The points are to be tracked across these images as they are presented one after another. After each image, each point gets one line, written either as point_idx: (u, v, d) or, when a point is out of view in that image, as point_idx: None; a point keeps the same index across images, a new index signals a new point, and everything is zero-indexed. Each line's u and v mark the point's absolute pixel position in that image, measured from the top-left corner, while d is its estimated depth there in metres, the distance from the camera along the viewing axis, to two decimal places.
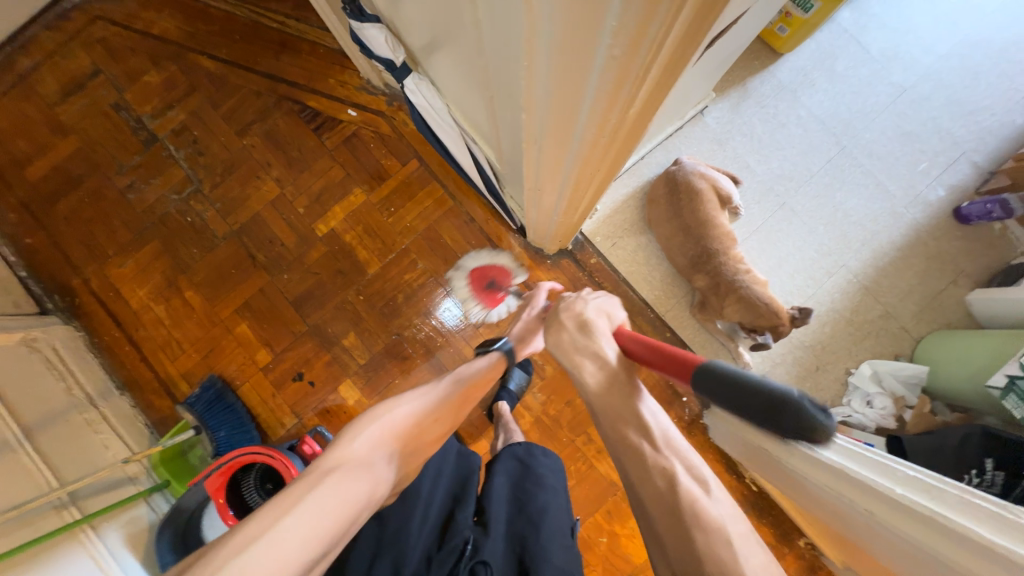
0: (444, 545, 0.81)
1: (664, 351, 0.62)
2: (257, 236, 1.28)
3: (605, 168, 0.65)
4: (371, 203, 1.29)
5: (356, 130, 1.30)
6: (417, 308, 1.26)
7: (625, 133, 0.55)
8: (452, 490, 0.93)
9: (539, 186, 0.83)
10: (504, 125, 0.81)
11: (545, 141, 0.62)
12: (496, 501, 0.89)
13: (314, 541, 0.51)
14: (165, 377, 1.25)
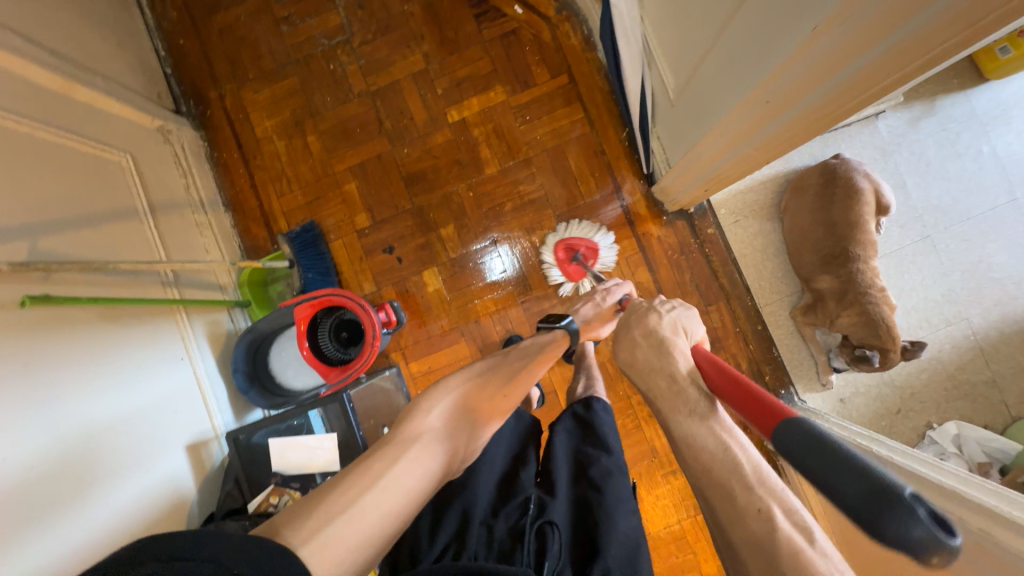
0: (508, 502, 0.73)
1: (741, 388, 0.52)
2: (390, 103, 1.28)
3: (818, 126, 0.68)
4: (508, 106, 1.26)
5: (516, 29, 1.27)
6: (520, 221, 1.25)
7: (877, 90, 0.57)
8: (513, 447, 0.83)
9: (720, 139, 0.83)
10: (706, 65, 0.79)
11: (778, 93, 0.63)
12: (560, 463, 0.79)
13: (392, 517, 0.51)
14: (266, 209, 1.28)
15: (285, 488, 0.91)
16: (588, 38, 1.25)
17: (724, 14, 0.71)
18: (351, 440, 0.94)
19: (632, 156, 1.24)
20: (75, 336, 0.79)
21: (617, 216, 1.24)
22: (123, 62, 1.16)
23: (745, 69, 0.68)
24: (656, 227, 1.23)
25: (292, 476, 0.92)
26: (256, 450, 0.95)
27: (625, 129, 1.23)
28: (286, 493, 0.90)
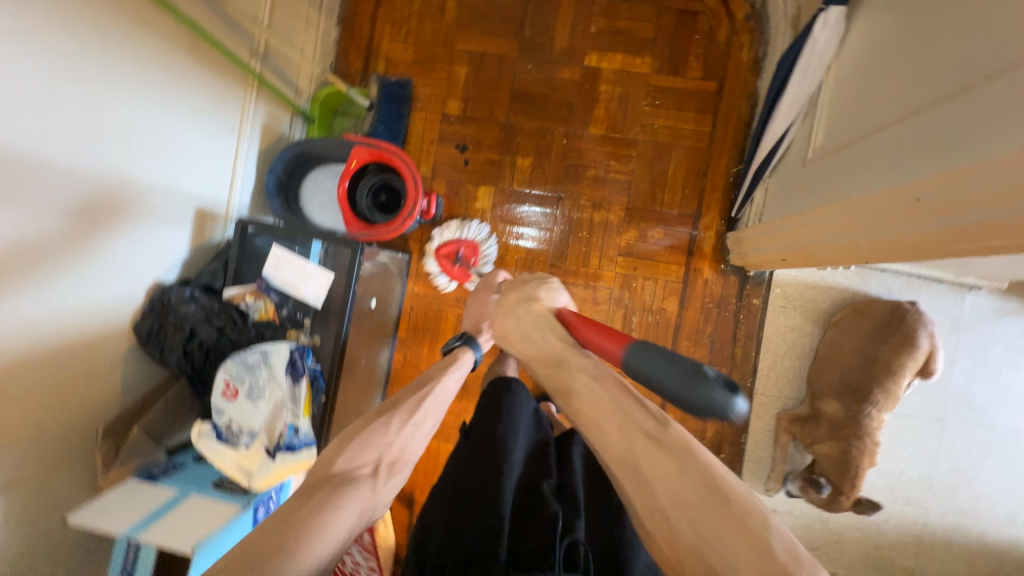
0: (528, 515, 0.63)
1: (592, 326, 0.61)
2: (540, 12, 1.20)
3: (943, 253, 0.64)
4: (647, 80, 1.18)
5: (699, 11, 1.17)
6: (593, 193, 1.20)
7: None
8: (530, 448, 0.74)
9: (837, 219, 0.79)
10: (874, 141, 0.74)
11: (941, 198, 0.59)
12: (578, 481, 0.71)
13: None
14: (371, 45, 1.23)
15: (265, 294, 0.90)
16: (759, 60, 1.16)
17: (934, 96, 0.64)
18: (344, 292, 0.91)
19: (728, 194, 1.18)
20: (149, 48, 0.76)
21: (681, 240, 1.20)
22: None
23: (930, 160, 0.62)
24: (710, 270, 1.20)
25: (273, 287, 0.90)
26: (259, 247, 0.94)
27: (737, 166, 1.18)
28: (263, 299, 0.90)
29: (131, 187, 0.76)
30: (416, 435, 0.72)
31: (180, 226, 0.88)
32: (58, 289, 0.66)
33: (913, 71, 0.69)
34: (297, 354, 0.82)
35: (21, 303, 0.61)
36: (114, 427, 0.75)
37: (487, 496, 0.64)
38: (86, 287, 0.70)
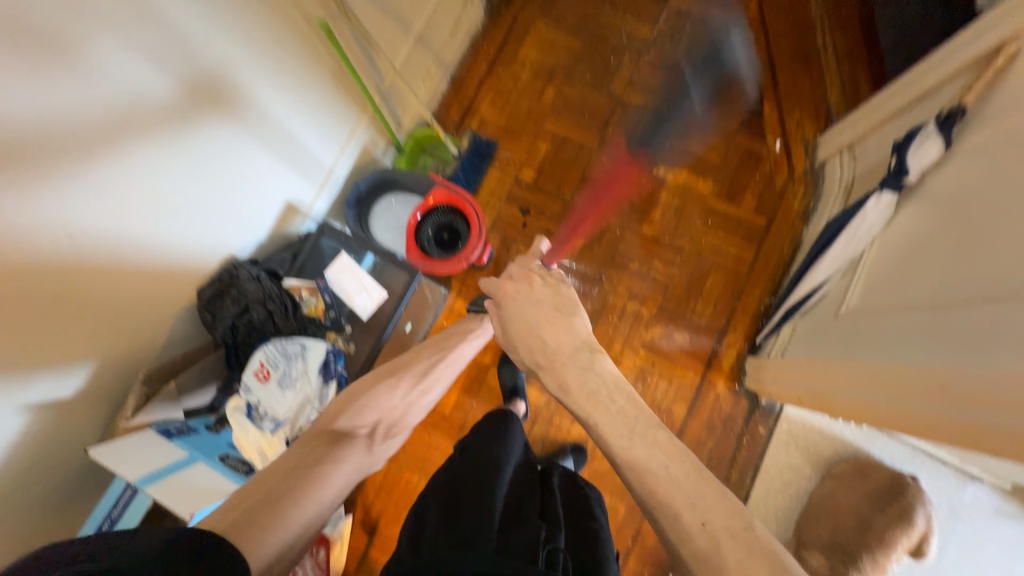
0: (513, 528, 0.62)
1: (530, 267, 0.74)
2: (625, 118, 1.35)
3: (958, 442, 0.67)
4: (704, 200, 1.29)
5: (764, 155, 1.30)
6: (631, 284, 1.27)
7: None
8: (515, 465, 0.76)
9: (861, 378, 0.83)
10: (908, 318, 0.80)
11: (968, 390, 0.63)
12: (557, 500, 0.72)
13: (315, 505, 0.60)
14: (472, 104, 1.38)
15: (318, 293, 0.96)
16: (808, 211, 1.26)
17: (970, 296, 0.70)
18: (392, 313, 0.99)
19: (755, 321, 1.24)
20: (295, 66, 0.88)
21: (703, 350, 1.24)
22: None
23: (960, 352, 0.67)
24: (723, 386, 1.23)
25: (331, 290, 0.96)
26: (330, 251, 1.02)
27: (769, 298, 1.25)
28: (316, 296, 0.96)
29: (244, 165, 0.88)
30: (419, 401, 0.86)
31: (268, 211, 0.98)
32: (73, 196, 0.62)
33: (953, 269, 0.76)
34: (335, 357, 0.87)
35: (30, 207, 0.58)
36: (153, 373, 0.80)
37: (472, 525, 0.58)
38: (184, 240, 0.81)
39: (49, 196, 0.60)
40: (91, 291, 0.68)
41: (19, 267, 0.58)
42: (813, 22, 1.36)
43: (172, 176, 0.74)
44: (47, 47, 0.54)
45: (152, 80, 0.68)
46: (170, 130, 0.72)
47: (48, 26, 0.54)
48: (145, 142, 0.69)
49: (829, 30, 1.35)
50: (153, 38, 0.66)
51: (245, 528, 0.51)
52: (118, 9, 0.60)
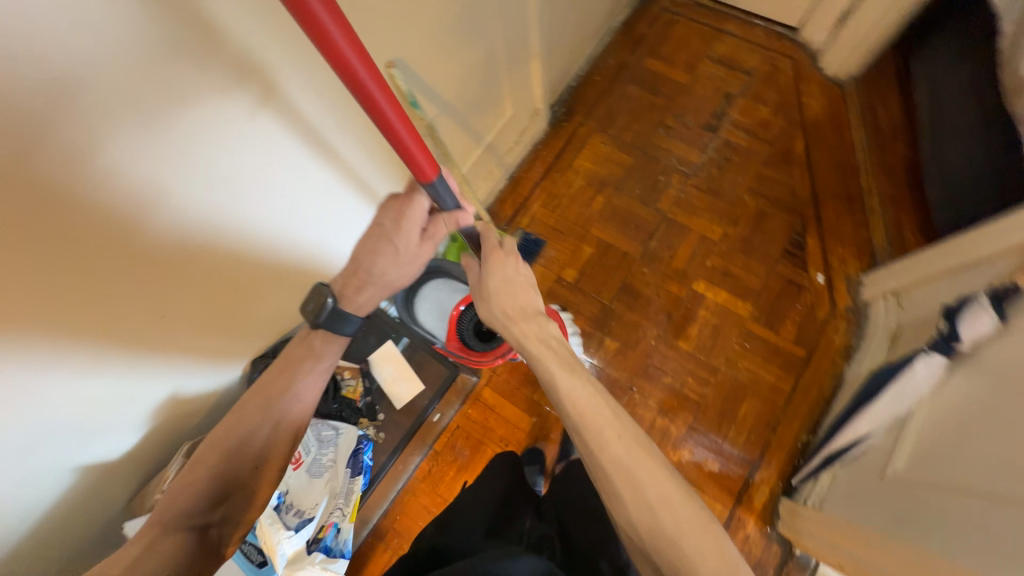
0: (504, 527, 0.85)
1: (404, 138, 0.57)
2: (669, 234, 1.41)
3: None
4: (743, 323, 1.30)
5: (806, 287, 1.31)
6: (662, 398, 1.25)
7: None
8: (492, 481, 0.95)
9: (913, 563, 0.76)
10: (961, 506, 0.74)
11: None
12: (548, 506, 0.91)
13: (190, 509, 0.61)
14: (526, 203, 1.49)
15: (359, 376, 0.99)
16: (850, 349, 1.24)
17: None
18: (423, 409, 1.04)
19: (790, 457, 1.19)
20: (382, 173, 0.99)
21: (733, 482, 1.18)
22: (562, 61, 1.47)
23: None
24: (753, 526, 1.15)
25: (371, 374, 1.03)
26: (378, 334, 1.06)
27: (806, 434, 1.20)
28: (356, 380, 0.98)
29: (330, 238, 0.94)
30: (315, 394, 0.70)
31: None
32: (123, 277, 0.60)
33: (998, 454, 0.71)
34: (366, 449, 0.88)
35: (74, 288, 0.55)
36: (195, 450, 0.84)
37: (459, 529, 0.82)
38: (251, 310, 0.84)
39: (163, 268, 0.64)
40: (114, 357, 0.65)
41: (117, 333, 0.64)
42: (858, 166, 1.43)
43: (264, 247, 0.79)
44: (204, 150, 0.60)
45: (229, 153, 0.64)
46: (275, 211, 0.77)
47: (210, 133, 0.60)
48: (255, 219, 0.74)
49: (874, 175, 1.41)
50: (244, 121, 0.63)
51: (163, 516, 0.59)
52: (271, 117, 0.66)
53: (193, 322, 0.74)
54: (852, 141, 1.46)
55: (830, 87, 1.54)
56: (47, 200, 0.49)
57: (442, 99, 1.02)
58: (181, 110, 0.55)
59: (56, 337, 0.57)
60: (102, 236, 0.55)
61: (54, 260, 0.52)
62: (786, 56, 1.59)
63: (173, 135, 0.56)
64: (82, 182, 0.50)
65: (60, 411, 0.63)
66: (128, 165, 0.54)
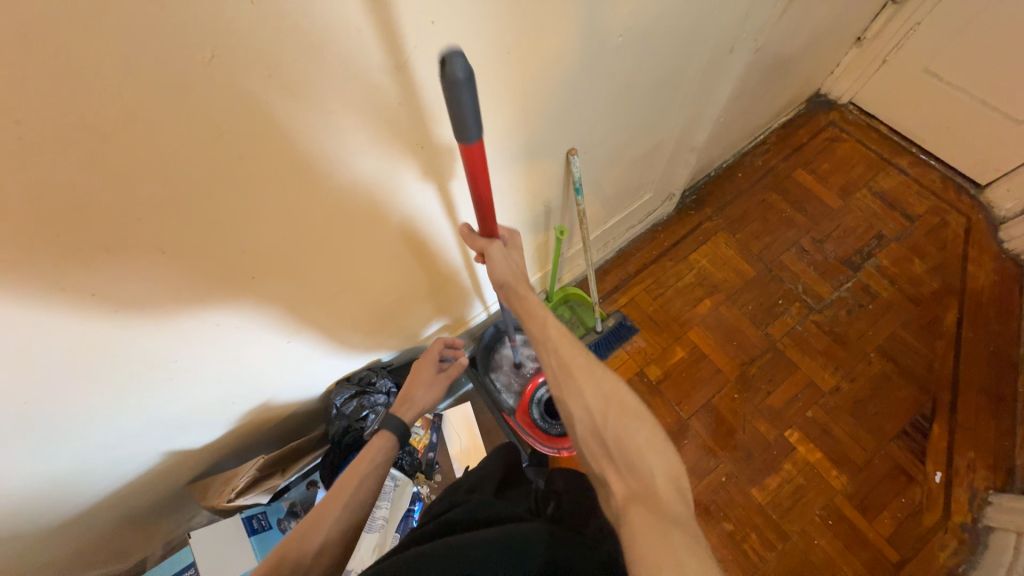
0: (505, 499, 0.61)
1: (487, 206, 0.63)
2: (772, 366, 1.29)
3: None
4: (831, 496, 1.15)
5: (916, 482, 1.15)
6: (716, 544, 1.13)
7: None
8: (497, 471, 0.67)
9: None
10: None
11: None
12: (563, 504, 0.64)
13: None
14: (629, 282, 1.42)
15: (429, 428, 1.03)
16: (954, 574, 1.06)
17: None
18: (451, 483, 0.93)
19: None
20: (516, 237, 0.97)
21: None
22: (713, 153, 1.40)
23: None
24: None
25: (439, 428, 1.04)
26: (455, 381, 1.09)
27: None
28: (426, 431, 1.02)
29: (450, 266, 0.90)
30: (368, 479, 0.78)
31: (426, 330, 1.03)
32: (230, 286, 0.59)
33: None
34: (413, 508, 0.93)
35: (186, 293, 0.56)
36: (267, 461, 0.85)
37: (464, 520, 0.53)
38: (344, 327, 0.82)
39: (331, 265, 0.68)
40: (201, 356, 0.66)
41: (214, 334, 0.64)
42: (1017, 362, 1.24)
43: (412, 263, 0.82)
44: (410, 173, 0.64)
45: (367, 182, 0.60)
46: (426, 233, 0.77)
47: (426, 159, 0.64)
48: (424, 238, 0.78)
49: None
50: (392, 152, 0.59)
51: None
52: None
53: (338, 314, 0.78)
54: (1017, 332, 1.27)
55: (1006, 262, 1.35)
56: (280, 194, 0.53)
57: (595, 178, 0.99)
58: (411, 135, 0.59)
59: (227, 306, 0.62)
60: (304, 228, 0.60)
61: (261, 239, 0.57)
62: (959, 213, 1.43)
63: (399, 156, 0.60)
64: (312, 182, 0.55)
65: (208, 369, 0.69)
66: (352, 176, 0.58)
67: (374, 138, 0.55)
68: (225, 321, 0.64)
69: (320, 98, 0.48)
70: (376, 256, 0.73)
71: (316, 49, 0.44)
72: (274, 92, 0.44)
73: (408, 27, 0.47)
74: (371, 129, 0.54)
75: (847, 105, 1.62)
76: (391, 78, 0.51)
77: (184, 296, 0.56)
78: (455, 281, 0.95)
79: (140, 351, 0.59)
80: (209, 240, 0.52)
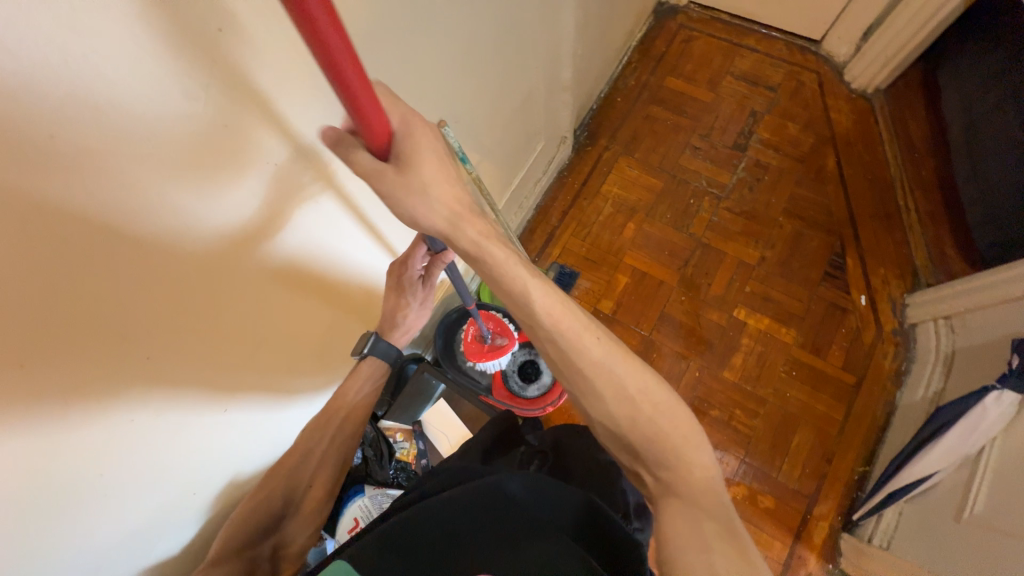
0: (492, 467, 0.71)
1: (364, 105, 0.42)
2: (705, 259, 1.39)
3: None
4: (788, 351, 1.27)
5: (848, 311, 1.29)
6: (711, 434, 1.22)
7: None
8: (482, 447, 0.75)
9: None
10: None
11: None
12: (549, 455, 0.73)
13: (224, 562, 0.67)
14: (556, 233, 1.45)
15: (413, 438, 1.04)
16: (901, 373, 1.22)
17: None
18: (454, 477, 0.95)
19: (850, 490, 1.15)
20: None
21: (792, 515, 1.14)
22: (587, 87, 1.44)
23: None
24: (815, 563, 1.10)
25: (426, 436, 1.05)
26: (424, 387, 1.07)
27: (864, 465, 1.16)
28: (411, 442, 1.03)
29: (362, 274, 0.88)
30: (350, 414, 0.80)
31: None
32: (132, 379, 0.55)
33: None
34: None
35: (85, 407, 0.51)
36: None
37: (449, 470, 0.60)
38: (275, 371, 0.78)
39: (232, 315, 0.65)
40: (136, 462, 0.61)
41: (139, 433, 0.60)
42: (893, 181, 1.41)
43: (322, 285, 0.79)
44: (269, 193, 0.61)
45: (223, 217, 0.57)
46: (317, 246, 0.74)
47: (284, 178, 0.62)
48: (317, 259, 0.76)
49: (912, 190, 1.38)
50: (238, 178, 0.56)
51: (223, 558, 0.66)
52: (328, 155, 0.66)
53: (265, 364, 0.75)
54: (885, 157, 1.44)
55: (858, 100, 1.52)
56: (137, 262, 0.49)
57: (481, 143, 0.99)
58: (251, 156, 0.56)
59: (137, 395, 0.57)
60: (182, 290, 0.56)
61: (139, 317, 0.52)
62: (809, 70, 1.58)
63: (248, 181, 0.57)
64: (167, 240, 0.51)
65: (149, 470, 0.64)
66: (210, 218, 0.55)
67: (213, 171, 0.53)
68: (140, 415, 0.59)
69: (127, 148, 0.44)
70: (276, 291, 0.70)
71: (96, 91, 0.40)
72: (68, 153, 0.40)
73: (191, 42, 0.44)
74: (206, 162, 0.51)
75: (688, 5, 1.71)
76: (201, 104, 0.48)
77: (76, 403, 0.50)
78: (374, 290, 0.94)
79: (57, 483, 0.52)
80: (79, 339, 0.48)
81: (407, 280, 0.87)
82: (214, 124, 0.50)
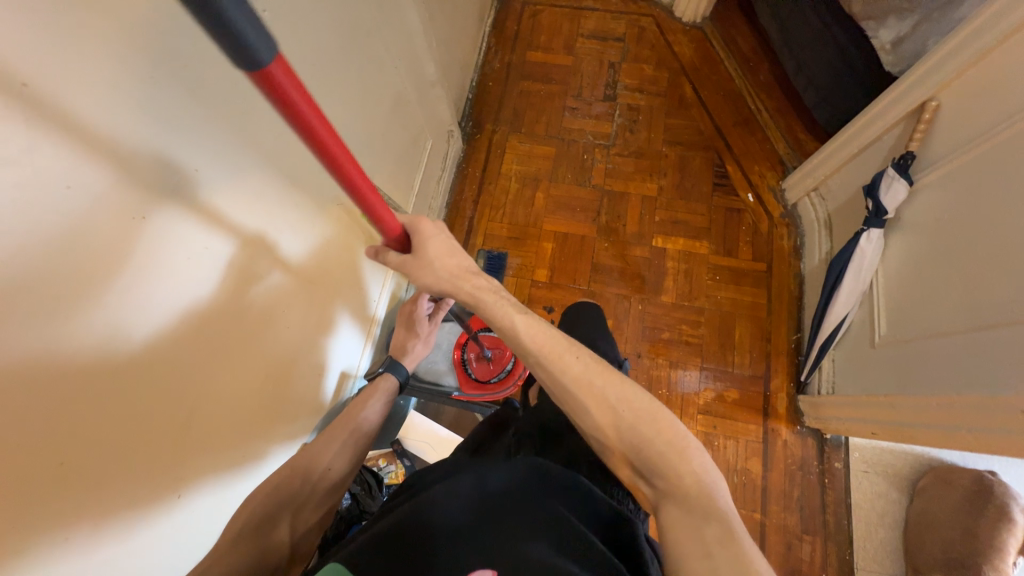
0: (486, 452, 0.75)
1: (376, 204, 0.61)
2: (613, 204, 1.48)
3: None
4: (707, 260, 1.40)
5: (742, 210, 1.45)
6: (668, 354, 1.31)
7: None
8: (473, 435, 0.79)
9: (915, 394, 0.94)
10: (932, 347, 0.93)
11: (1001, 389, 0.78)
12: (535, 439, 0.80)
13: None
14: (474, 223, 1.47)
15: (397, 459, 1.03)
16: (798, 247, 1.40)
17: (976, 322, 0.85)
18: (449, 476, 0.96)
19: (792, 358, 1.29)
20: (333, 244, 0.95)
21: (755, 397, 1.26)
22: (456, 79, 1.47)
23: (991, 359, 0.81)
24: (787, 430, 1.23)
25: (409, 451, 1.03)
26: (394, 410, 1.09)
27: (796, 333, 1.32)
28: (396, 463, 1.02)
29: (283, 311, 0.83)
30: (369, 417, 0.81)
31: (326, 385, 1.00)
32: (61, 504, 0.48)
33: (957, 300, 0.90)
34: None
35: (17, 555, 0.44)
36: None
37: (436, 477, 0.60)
38: (221, 442, 0.72)
39: (157, 394, 0.59)
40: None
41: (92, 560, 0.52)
42: (740, 91, 1.59)
43: (246, 336, 0.74)
44: (154, 250, 0.55)
45: (115, 291, 0.51)
46: (229, 296, 0.69)
47: (160, 233, 0.56)
48: (234, 310, 0.71)
49: (756, 94, 1.58)
50: (114, 243, 0.50)
51: None
52: (206, 194, 0.61)
53: (208, 437, 0.69)
54: (728, 72, 1.62)
55: (692, 32, 1.70)
56: (10, 368, 0.41)
57: (366, 153, 0.98)
58: (121, 215, 0.51)
59: (66, 515, 0.49)
60: (89, 385, 0.49)
61: (48, 430, 0.46)
62: (645, 16, 1.73)
63: (129, 244, 0.52)
64: (55, 334, 0.45)
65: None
66: (88, 297, 0.48)
67: (86, 244, 0.47)
68: (75, 533, 0.50)
69: None
70: (198, 354, 0.65)
71: None
72: None
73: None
74: (59, 235, 0.44)
75: None
76: (32, 169, 0.41)
77: None
78: (299, 330, 0.89)
79: None
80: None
81: (415, 316, 0.97)
82: (56, 190, 0.43)
